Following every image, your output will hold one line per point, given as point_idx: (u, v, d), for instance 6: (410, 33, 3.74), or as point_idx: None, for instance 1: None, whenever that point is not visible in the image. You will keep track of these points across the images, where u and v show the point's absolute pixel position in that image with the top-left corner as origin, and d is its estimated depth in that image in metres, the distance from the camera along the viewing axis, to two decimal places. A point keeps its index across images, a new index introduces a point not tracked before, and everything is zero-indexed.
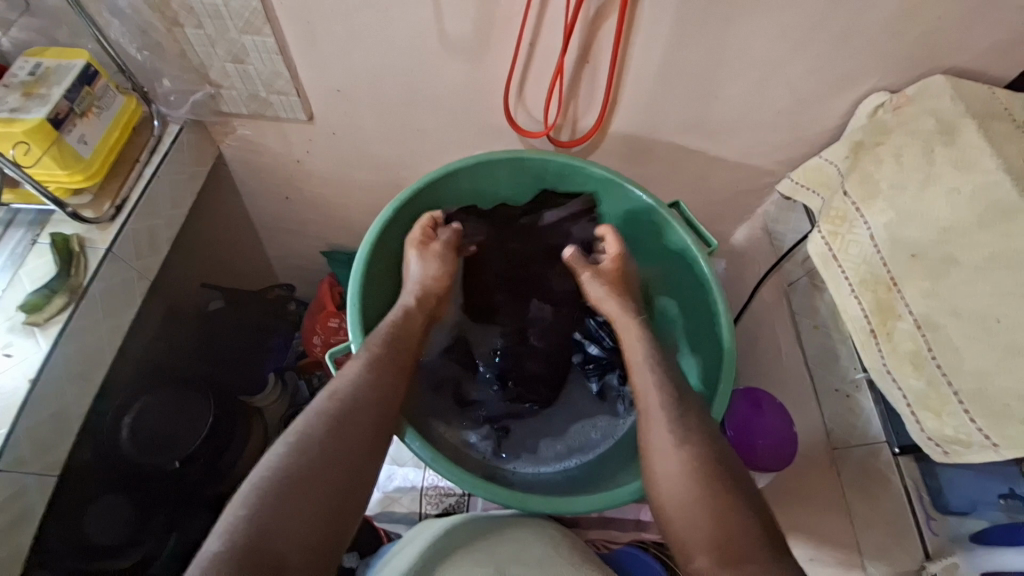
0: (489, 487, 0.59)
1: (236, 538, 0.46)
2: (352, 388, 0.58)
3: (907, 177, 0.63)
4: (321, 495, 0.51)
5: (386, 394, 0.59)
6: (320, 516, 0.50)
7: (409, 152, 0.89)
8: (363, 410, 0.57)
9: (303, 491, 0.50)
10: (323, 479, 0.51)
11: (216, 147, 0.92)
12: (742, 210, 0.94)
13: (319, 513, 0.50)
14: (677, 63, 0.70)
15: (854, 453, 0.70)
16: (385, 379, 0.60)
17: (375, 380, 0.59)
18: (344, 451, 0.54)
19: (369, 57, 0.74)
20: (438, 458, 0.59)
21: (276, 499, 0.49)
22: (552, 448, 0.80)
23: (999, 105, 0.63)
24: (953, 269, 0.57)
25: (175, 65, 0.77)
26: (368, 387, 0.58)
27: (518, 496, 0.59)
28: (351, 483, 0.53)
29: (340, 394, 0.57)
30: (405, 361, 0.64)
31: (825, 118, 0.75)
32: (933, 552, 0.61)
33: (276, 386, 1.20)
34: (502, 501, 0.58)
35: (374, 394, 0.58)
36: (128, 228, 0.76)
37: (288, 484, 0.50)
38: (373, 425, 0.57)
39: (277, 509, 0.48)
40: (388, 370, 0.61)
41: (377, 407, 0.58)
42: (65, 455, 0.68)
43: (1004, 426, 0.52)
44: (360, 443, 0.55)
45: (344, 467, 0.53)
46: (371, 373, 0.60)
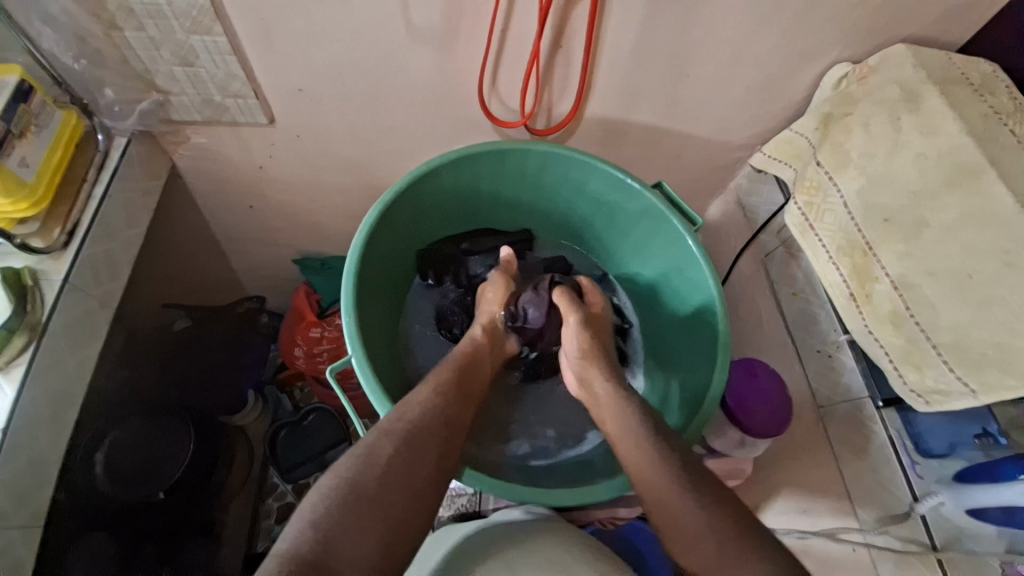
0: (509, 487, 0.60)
1: (295, 565, 0.44)
2: (421, 410, 0.57)
3: (875, 146, 0.66)
4: (384, 515, 0.49)
5: (451, 419, 0.58)
6: (381, 538, 0.48)
7: (379, 150, 0.86)
8: (426, 435, 0.55)
9: (367, 508, 0.49)
10: (385, 499, 0.50)
11: (169, 158, 0.85)
12: (714, 186, 0.97)
13: (380, 535, 0.48)
14: (650, 43, 0.70)
15: (840, 410, 0.74)
16: (442, 400, 0.59)
17: (437, 402, 0.59)
18: (407, 473, 0.52)
19: (332, 53, 0.70)
20: (487, 480, 0.60)
21: (332, 526, 0.47)
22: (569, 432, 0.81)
23: (956, 70, 0.66)
24: (925, 231, 0.60)
25: (117, 73, 0.71)
26: (435, 410, 0.58)
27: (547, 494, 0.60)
28: (413, 507, 0.51)
29: (407, 418, 0.56)
30: (470, 389, 0.64)
31: (792, 91, 0.77)
32: (920, 494, 0.66)
33: (257, 403, 1.17)
34: (522, 498, 0.59)
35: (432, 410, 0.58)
36: (84, 254, 0.70)
37: (351, 499, 0.49)
38: (433, 443, 0.55)
39: (340, 523, 0.47)
40: (450, 393, 0.61)
41: (441, 432, 0.57)
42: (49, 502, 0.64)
43: (981, 372, 0.56)
44: (423, 467, 0.53)
45: (406, 492, 0.51)
46: (437, 397, 0.59)
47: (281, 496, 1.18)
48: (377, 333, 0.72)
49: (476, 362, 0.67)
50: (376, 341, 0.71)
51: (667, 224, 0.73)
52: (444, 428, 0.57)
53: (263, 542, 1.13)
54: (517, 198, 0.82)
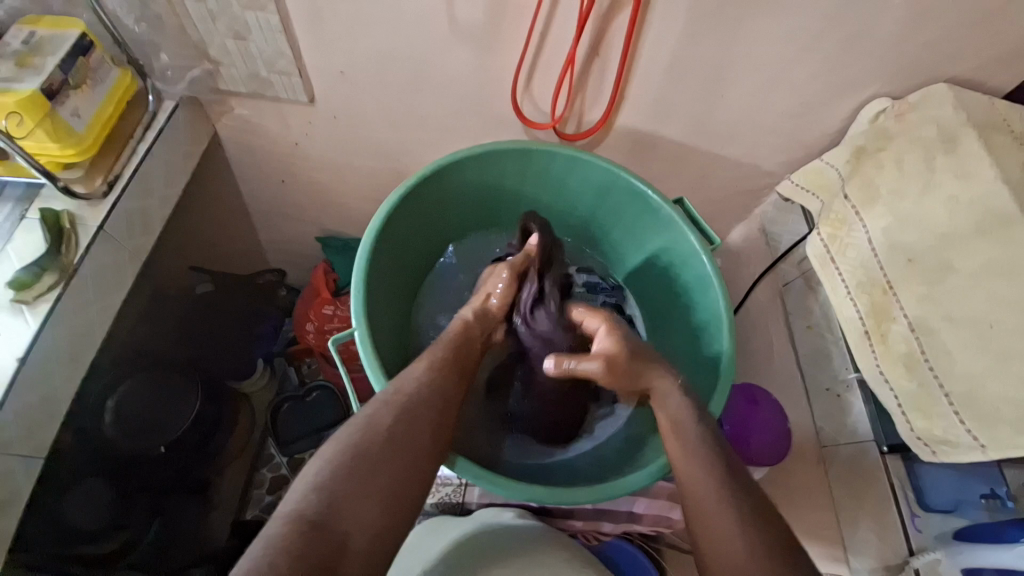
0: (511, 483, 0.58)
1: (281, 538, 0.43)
2: (410, 396, 0.56)
3: (905, 184, 0.64)
4: (371, 504, 0.48)
5: (440, 401, 0.57)
6: (371, 517, 0.47)
7: (410, 139, 0.88)
8: (415, 419, 0.54)
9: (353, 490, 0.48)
10: (372, 479, 0.49)
11: (211, 126, 0.89)
12: (740, 211, 0.95)
13: (367, 515, 0.47)
14: (687, 60, 0.70)
15: (844, 452, 0.72)
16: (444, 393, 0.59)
17: (441, 400, 0.58)
18: (393, 455, 0.51)
19: (376, 40, 0.72)
20: (483, 474, 0.58)
21: (324, 500, 0.46)
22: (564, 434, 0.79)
23: (997, 116, 0.64)
24: (949, 275, 0.59)
25: (174, 40, 0.75)
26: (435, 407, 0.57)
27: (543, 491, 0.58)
28: (399, 488, 0.50)
29: (392, 407, 0.54)
30: (460, 374, 0.62)
31: (827, 122, 0.76)
32: (916, 548, 0.63)
33: (265, 371, 1.21)
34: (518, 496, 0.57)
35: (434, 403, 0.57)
36: (121, 206, 0.73)
37: (337, 480, 0.48)
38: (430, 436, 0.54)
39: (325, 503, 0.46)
40: (441, 376, 0.59)
41: (431, 415, 0.56)
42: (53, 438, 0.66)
43: (993, 427, 0.53)
44: (408, 449, 0.52)
45: (393, 472, 0.50)
46: (426, 383, 0.58)
47: (276, 467, 1.20)
48: (384, 315, 0.73)
49: (466, 347, 0.66)
50: (382, 322, 0.72)
51: (685, 241, 0.72)
52: (434, 410, 0.56)
53: (252, 510, 1.16)
54: (539, 199, 0.82)
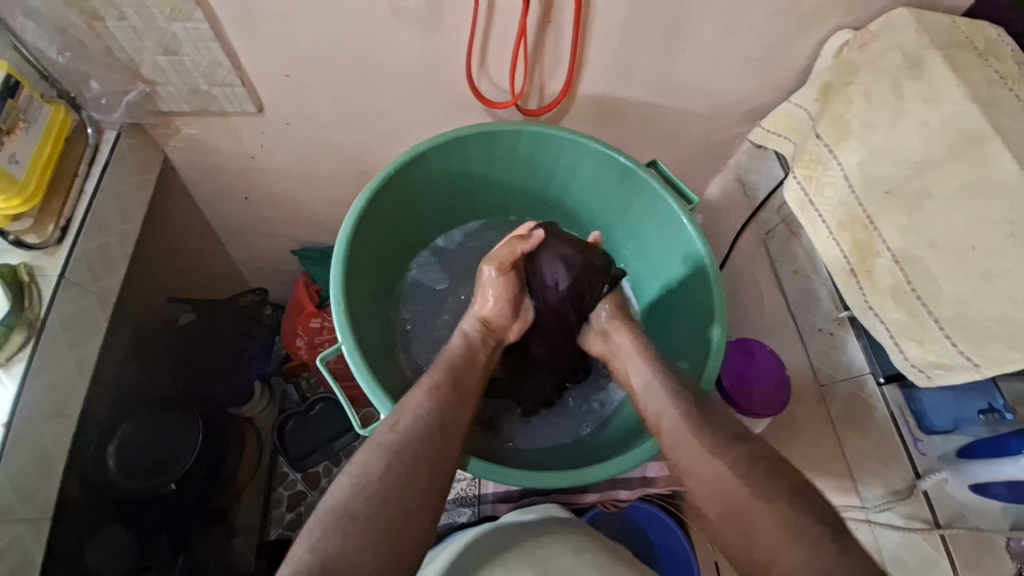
0: (523, 478, 0.58)
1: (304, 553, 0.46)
2: (420, 412, 0.57)
3: (875, 116, 0.64)
4: (382, 519, 0.48)
5: (449, 422, 0.57)
6: (381, 533, 0.48)
7: (370, 137, 0.85)
8: (425, 439, 0.54)
9: (372, 508, 0.49)
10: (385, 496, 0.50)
11: (161, 151, 0.85)
12: (714, 164, 0.94)
13: (380, 526, 0.48)
14: (642, 16, 0.67)
15: (841, 388, 0.74)
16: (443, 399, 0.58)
17: (435, 402, 0.58)
18: (409, 476, 0.52)
19: (316, 37, 0.68)
20: (493, 471, 0.58)
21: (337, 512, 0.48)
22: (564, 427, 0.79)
23: (960, 36, 0.63)
24: (927, 202, 0.59)
25: (102, 65, 0.70)
26: (431, 407, 0.57)
27: (546, 479, 0.58)
28: (417, 504, 0.51)
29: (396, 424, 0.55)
30: (466, 381, 0.62)
31: (791, 61, 0.75)
32: (922, 471, 0.65)
33: (264, 394, 1.19)
34: (534, 485, 0.57)
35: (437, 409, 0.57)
36: (79, 248, 0.71)
37: (354, 501, 0.49)
38: (433, 447, 0.54)
39: (343, 519, 0.48)
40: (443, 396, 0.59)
41: (436, 433, 0.55)
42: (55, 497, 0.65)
43: (985, 346, 0.54)
44: (424, 457, 0.53)
45: (412, 491, 0.51)
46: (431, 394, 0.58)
47: (292, 484, 1.20)
48: (368, 321, 0.71)
49: (468, 367, 0.64)
50: (367, 327, 0.71)
51: (663, 204, 0.71)
52: (439, 430, 0.56)
53: (275, 529, 1.16)
54: (510, 180, 0.80)
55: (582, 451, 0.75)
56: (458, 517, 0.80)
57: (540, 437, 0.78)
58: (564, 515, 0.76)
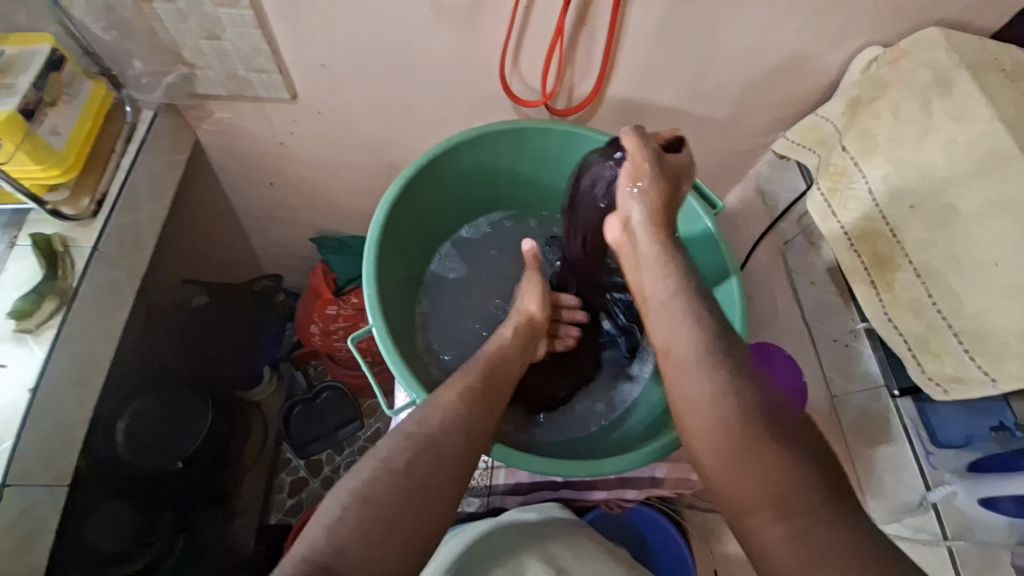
0: (562, 465, 0.60)
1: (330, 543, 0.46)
2: (445, 398, 0.56)
3: (903, 131, 0.65)
4: (414, 511, 0.49)
5: (474, 412, 0.56)
6: (402, 516, 0.48)
7: (399, 130, 0.86)
8: (451, 425, 0.54)
9: (404, 500, 0.49)
10: (415, 489, 0.50)
11: (193, 133, 0.86)
12: (735, 173, 0.95)
13: (410, 514, 0.49)
14: (676, 23, 0.69)
15: (854, 402, 0.74)
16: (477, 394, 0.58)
17: (469, 393, 0.58)
18: (443, 468, 0.52)
19: (355, 29, 0.70)
20: (520, 456, 0.60)
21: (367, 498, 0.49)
22: (585, 423, 0.80)
23: (989, 55, 0.64)
24: (952, 218, 0.60)
25: (145, 46, 0.72)
26: (466, 401, 0.57)
27: (566, 466, 0.60)
28: (439, 486, 0.51)
29: (430, 416, 0.55)
30: (502, 377, 0.62)
31: (818, 75, 0.76)
32: (933, 483, 0.65)
33: (273, 378, 1.21)
34: (562, 471, 0.59)
35: (472, 403, 0.57)
36: (112, 222, 0.72)
37: (375, 477, 0.50)
38: (465, 440, 0.54)
39: (371, 510, 0.48)
40: (476, 401, 0.58)
41: (463, 421, 0.55)
42: (74, 465, 0.65)
43: (1002, 362, 0.55)
44: (456, 449, 0.54)
45: (433, 472, 0.51)
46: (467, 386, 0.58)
47: (295, 471, 1.22)
48: (395, 309, 0.72)
49: (501, 369, 0.63)
50: (394, 314, 0.72)
51: (687, 207, 0.72)
52: (467, 414, 0.56)
53: (276, 514, 1.18)
54: (537, 178, 0.82)
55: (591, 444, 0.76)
56: (469, 506, 0.81)
57: (551, 430, 0.78)
58: (565, 515, 0.76)
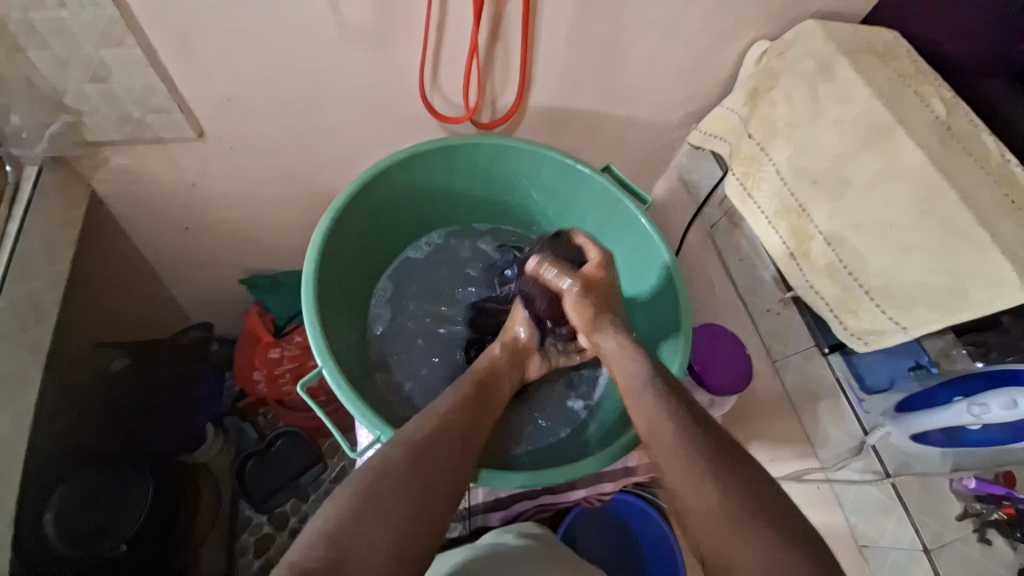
0: (539, 475, 0.59)
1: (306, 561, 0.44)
2: (436, 424, 0.56)
3: (798, 116, 0.71)
4: (400, 526, 0.47)
5: (470, 429, 0.57)
6: (392, 552, 0.46)
7: (321, 158, 0.83)
8: (445, 451, 0.54)
9: (388, 516, 0.47)
10: (398, 507, 0.48)
11: (88, 185, 0.78)
12: (658, 166, 1.00)
13: (394, 528, 0.47)
14: (586, 31, 0.71)
15: (793, 362, 0.81)
16: (470, 412, 0.59)
17: (458, 411, 0.58)
18: (429, 482, 0.51)
19: (261, 60, 0.66)
20: (492, 473, 0.59)
21: (353, 514, 0.47)
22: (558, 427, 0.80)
23: (862, 40, 0.72)
24: (849, 188, 0.66)
25: (20, 96, 0.64)
26: (457, 416, 0.57)
27: (545, 474, 0.60)
28: (431, 508, 0.50)
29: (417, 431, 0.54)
30: (493, 400, 0.63)
31: (719, 69, 0.82)
32: (869, 427, 0.73)
33: (219, 434, 1.08)
34: (541, 480, 0.59)
35: (464, 422, 0.57)
36: (6, 297, 0.65)
37: (367, 505, 0.48)
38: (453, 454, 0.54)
39: (352, 526, 0.46)
40: (466, 409, 0.59)
41: (457, 437, 0.55)
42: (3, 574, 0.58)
43: (910, 311, 0.62)
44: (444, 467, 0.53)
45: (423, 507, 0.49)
46: (456, 405, 0.59)
47: (258, 528, 1.13)
48: (341, 345, 0.69)
49: (494, 386, 0.65)
50: (341, 351, 0.68)
51: (619, 205, 0.75)
52: (464, 433, 0.56)
53: None
54: (472, 192, 0.81)
55: (569, 445, 0.76)
56: (452, 532, 0.80)
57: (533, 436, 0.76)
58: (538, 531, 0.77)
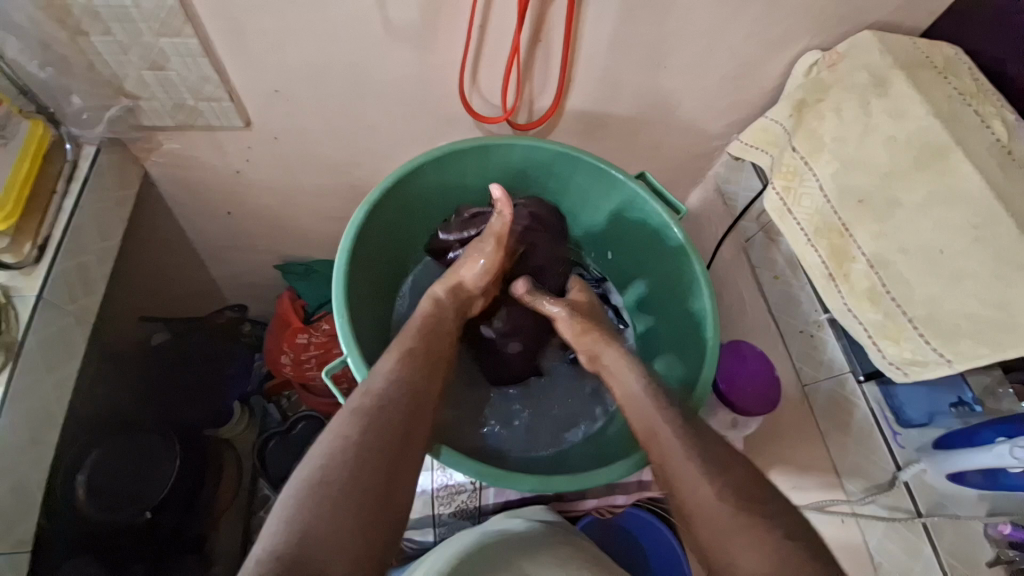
0: (548, 481, 0.59)
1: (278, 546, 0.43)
2: (381, 379, 0.56)
3: (847, 130, 0.68)
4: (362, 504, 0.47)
5: (420, 391, 0.57)
6: (357, 527, 0.46)
7: (359, 152, 0.85)
8: (394, 406, 0.54)
9: (351, 497, 0.47)
10: (360, 485, 0.48)
11: (141, 166, 0.82)
12: (694, 175, 0.98)
13: (359, 508, 0.47)
14: (628, 36, 0.70)
15: (823, 388, 0.78)
16: (422, 372, 0.59)
17: (406, 369, 0.58)
18: (384, 454, 0.51)
19: (308, 54, 0.69)
20: (485, 471, 0.59)
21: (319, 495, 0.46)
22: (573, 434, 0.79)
23: (921, 55, 0.69)
24: (897, 210, 0.63)
25: (84, 80, 0.69)
26: (405, 377, 0.57)
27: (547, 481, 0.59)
28: (394, 484, 0.50)
29: (375, 396, 0.55)
30: (439, 352, 0.63)
31: (765, 79, 0.79)
32: (903, 462, 0.69)
33: (244, 413, 1.13)
34: (546, 487, 0.59)
35: (412, 382, 0.57)
36: (57, 267, 0.69)
37: (329, 474, 0.48)
38: (403, 418, 0.54)
39: (314, 509, 0.45)
40: (418, 366, 0.60)
41: (409, 401, 0.56)
42: (36, 527, 0.62)
43: (955, 342, 0.58)
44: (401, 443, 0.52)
45: (377, 464, 0.50)
46: (407, 365, 0.59)
47: (274, 506, 1.12)
48: (367, 335, 0.71)
49: (440, 329, 0.66)
50: (366, 342, 0.70)
51: (652, 213, 0.74)
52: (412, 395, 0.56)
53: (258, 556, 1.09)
54: (503, 192, 0.82)
55: (580, 454, 0.75)
56: (460, 529, 0.80)
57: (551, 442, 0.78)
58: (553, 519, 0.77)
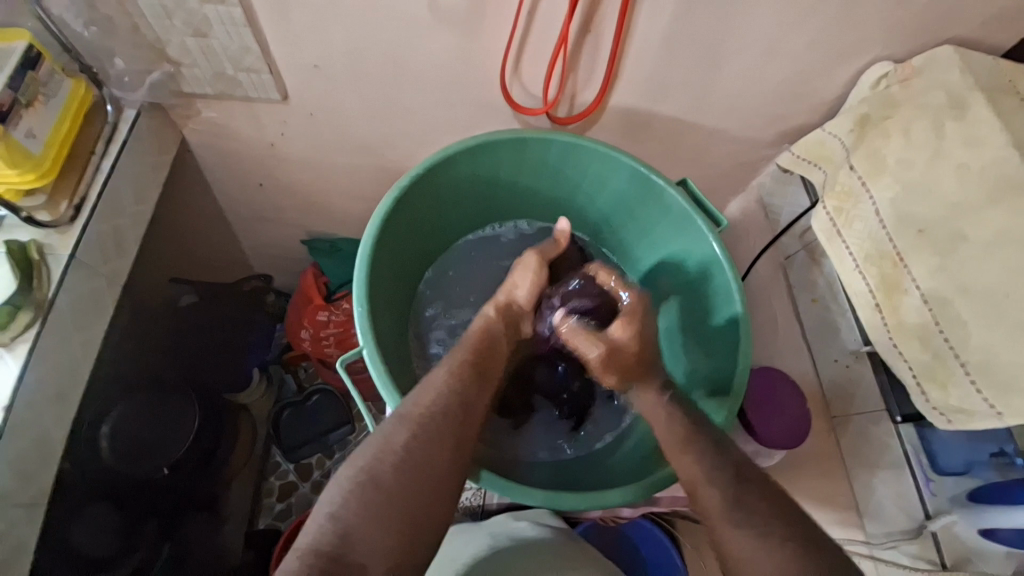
0: (560, 498, 0.57)
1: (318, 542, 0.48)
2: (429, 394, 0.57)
3: (913, 152, 0.63)
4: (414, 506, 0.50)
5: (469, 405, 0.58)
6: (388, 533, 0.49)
7: (395, 133, 0.83)
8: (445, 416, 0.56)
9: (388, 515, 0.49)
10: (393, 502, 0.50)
11: (179, 132, 0.83)
12: (737, 184, 0.93)
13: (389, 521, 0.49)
14: (683, 33, 0.66)
15: (855, 422, 0.74)
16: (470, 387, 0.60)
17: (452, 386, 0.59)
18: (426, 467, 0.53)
19: (349, 30, 0.67)
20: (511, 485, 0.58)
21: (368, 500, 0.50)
22: (593, 441, 0.78)
23: (1003, 78, 0.63)
24: (961, 244, 0.58)
25: (128, 42, 0.69)
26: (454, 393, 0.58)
27: (557, 497, 0.57)
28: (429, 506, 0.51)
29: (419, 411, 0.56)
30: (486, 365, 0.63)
31: (827, 88, 0.74)
32: (933, 512, 0.65)
33: (262, 381, 1.16)
34: (553, 502, 0.57)
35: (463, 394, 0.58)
36: (91, 230, 0.70)
37: (370, 493, 0.50)
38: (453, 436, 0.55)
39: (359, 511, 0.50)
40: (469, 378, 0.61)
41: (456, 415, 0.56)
42: (53, 479, 0.65)
43: (1009, 397, 0.54)
44: (437, 460, 0.53)
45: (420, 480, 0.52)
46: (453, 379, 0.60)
47: (284, 475, 1.17)
48: (386, 322, 0.70)
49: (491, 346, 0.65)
50: (384, 329, 0.70)
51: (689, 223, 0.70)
52: (460, 415, 0.57)
53: (264, 519, 1.13)
54: (535, 188, 0.79)
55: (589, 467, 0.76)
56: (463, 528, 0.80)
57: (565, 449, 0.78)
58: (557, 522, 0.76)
